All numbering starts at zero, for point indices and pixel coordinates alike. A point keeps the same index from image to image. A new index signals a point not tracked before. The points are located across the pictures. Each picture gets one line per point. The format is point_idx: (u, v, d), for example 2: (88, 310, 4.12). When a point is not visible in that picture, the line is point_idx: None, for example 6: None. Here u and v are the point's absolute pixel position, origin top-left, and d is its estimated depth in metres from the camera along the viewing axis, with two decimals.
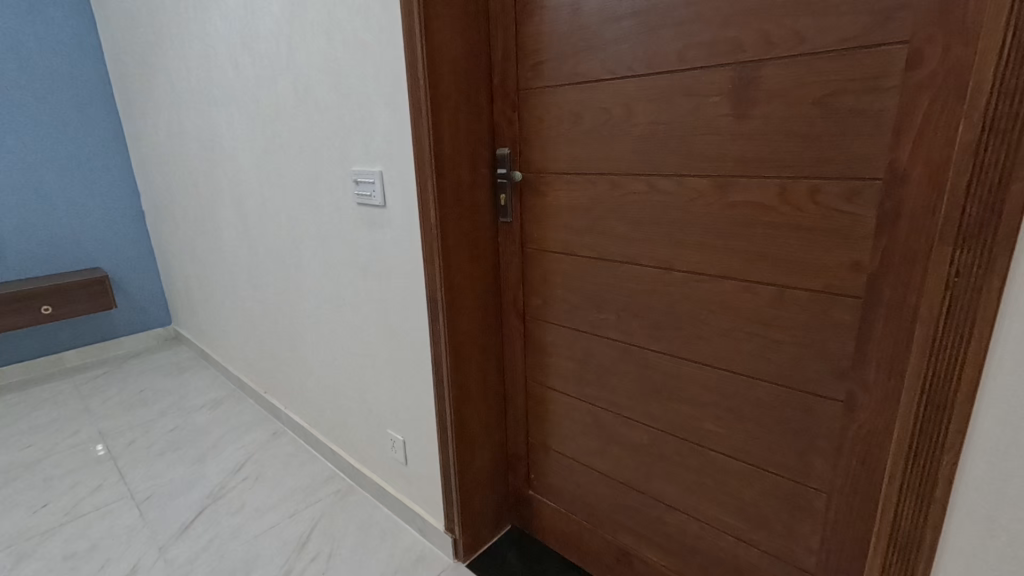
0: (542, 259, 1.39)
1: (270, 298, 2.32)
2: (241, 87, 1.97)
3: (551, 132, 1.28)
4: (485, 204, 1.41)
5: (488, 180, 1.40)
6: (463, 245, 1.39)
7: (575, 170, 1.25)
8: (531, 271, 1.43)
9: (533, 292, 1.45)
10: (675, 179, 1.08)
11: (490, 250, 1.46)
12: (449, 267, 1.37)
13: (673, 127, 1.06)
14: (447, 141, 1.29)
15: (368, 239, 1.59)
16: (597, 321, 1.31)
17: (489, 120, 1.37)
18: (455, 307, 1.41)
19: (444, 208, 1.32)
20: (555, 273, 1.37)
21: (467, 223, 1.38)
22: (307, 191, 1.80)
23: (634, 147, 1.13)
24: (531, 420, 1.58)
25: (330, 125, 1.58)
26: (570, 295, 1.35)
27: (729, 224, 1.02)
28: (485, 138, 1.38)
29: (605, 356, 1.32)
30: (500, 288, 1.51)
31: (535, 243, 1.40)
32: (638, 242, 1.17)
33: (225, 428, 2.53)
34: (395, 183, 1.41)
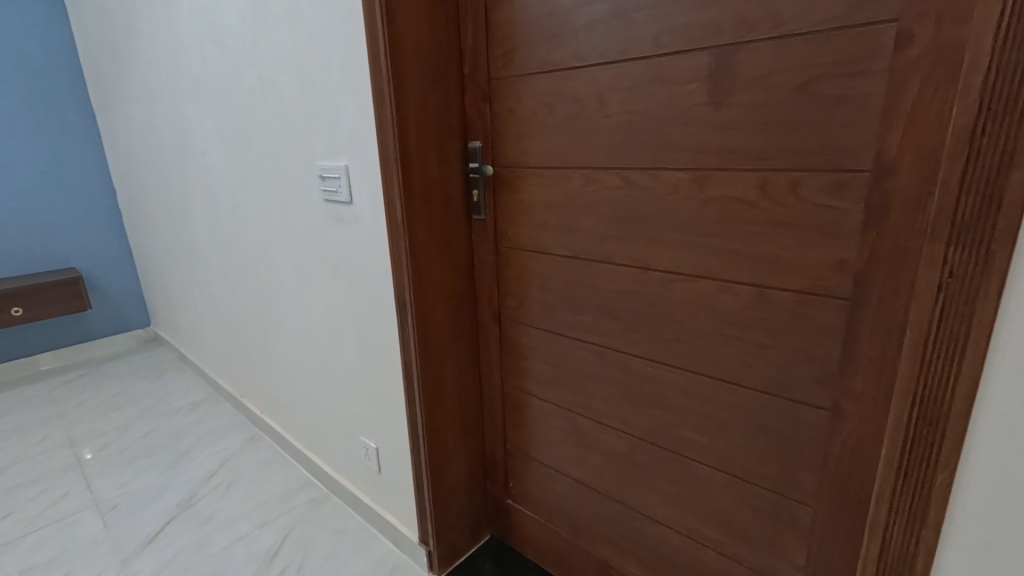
0: (516, 258, 1.32)
1: (244, 300, 2.24)
2: (209, 80, 1.89)
3: (523, 125, 1.21)
4: (457, 200, 1.34)
5: (459, 176, 1.33)
6: (432, 244, 1.32)
7: (547, 164, 1.19)
8: (505, 271, 1.36)
9: (507, 293, 1.38)
10: (650, 173, 1.01)
11: (463, 249, 1.39)
12: (418, 267, 1.30)
13: (648, 118, 0.99)
14: (414, 134, 1.22)
15: (337, 239, 1.51)
16: (573, 324, 1.24)
17: (460, 112, 1.30)
18: (426, 309, 1.34)
19: (411, 205, 1.25)
20: (529, 273, 1.30)
21: (437, 221, 1.31)
22: (275, 188, 1.73)
23: (608, 139, 1.06)
24: (508, 426, 1.51)
25: (296, 118, 1.51)
26: (544, 296, 1.28)
27: (707, 221, 0.95)
28: (456, 132, 1.31)
29: (581, 360, 1.25)
30: (475, 289, 1.45)
31: (509, 242, 1.33)
32: (614, 240, 1.10)
33: (199, 433, 2.45)
34: (361, 179, 1.34)
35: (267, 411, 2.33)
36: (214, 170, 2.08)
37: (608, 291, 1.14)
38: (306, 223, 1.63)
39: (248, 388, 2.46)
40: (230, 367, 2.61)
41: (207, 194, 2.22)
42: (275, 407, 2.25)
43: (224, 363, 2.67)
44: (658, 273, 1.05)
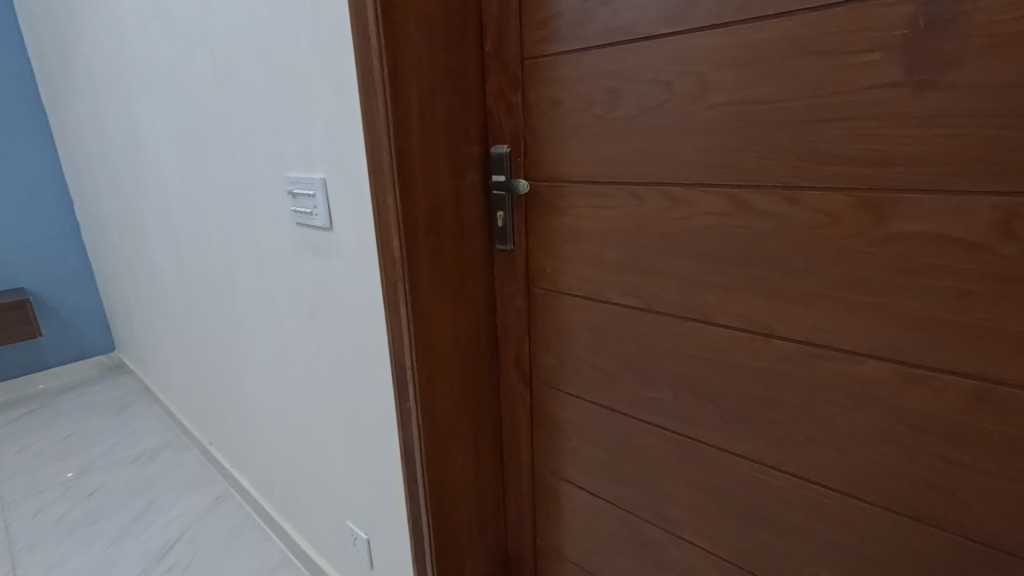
0: (556, 305, 0.97)
1: (208, 335, 1.87)
2: (156, 69, 1.52)
3: (571, 122, 0.86)
4: (475, 227, 0.99)
5: (478, 194, 0.98)
6: (442, 288, 0.96)
7: (607, 178, 0.83)
8: (541, 321, 1.01)
9: (542, 350, 1.03)
10: (783, 196, 0.67)
11: (483, 293, 1.04)
12: (421, 319, 0.94)
13: (781, 110, 0.64)
14: (416, 136, 0.86)
15: (312, 273, 1.15)
16: (640, 401, 0.89)
17: (480, 106, 0.95)
18: (432, 376, 0.98)
19: (413, 237, 0.89)
20: (577, 327, 0.95)
21: (447, 257, 0.95)
22: (239, 204, 1.36)
23: (710, 144, 0.71)
24: (540, 518, 1.15)
25: (258, 115, 1.15)
26: (598, 359, 0.93)
27: (886, 271, 0.61)
28: (475, 133, 0.95)
29: (651, 450, 0.90)
30: (497, 343, 1.09)
31: (546, 283, 0.98)
32: (714, 290, 0.76)
33: (157, 490, 2.08)
34: (342, 197, 0.98)
35: (239, 466, 1.96)
36: (168, 180, 1.72)
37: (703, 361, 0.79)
38: (274, 251, 1.27)
39: (218, 436, 2.09)
40: (198, 410, 2.23)
41: (163, 208, 1.85)
42: (247, 462, 1.88)
43: (190, 402, 2.29)
44: (788, 341, 0.71)
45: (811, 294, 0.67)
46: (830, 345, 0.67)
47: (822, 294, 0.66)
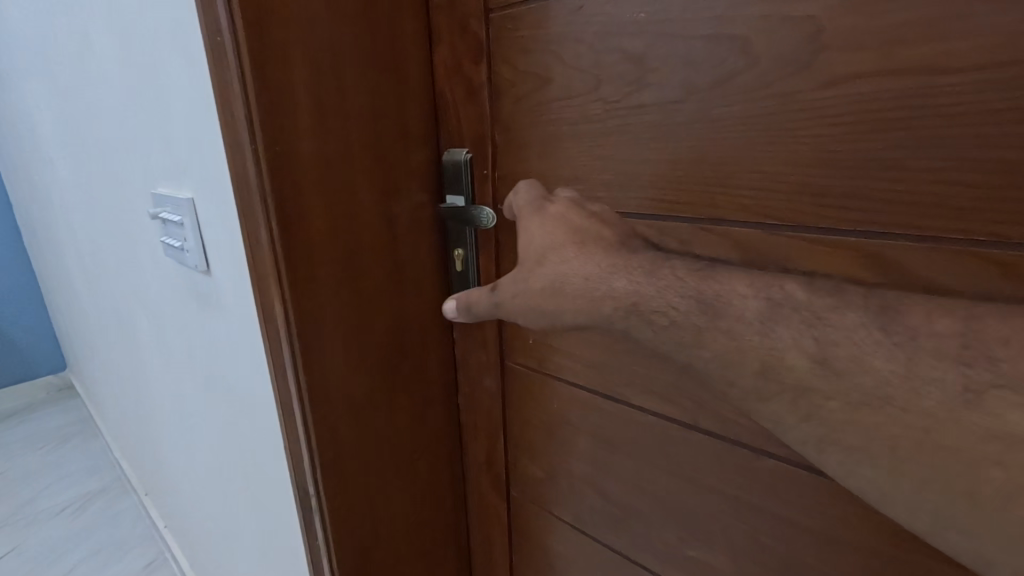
0: (544, 394, 0.65)
1: (120, 376, 1.51)
2: (16, 35, 1.13)
3: (563, 115, 0.53)
4: (419, 276, 0.66)
5: (424, 226, 0.65)
6: (368, 374, 0.63)
7: (620, 210, 0.51)
8: (521, 411, 0.69)
9: (523, 452, 0.70)
10: (978, 263, 0.35)
11: (434, 370, 0.71)
12: (330, 427, 0.61)
13: (984, 94, 0.32)
14: (309, 142, 0.52)
15: (200, 330, 0.80)
16: (676, 553, 0.58)
17: (424, 90, 0.61)
18: (356, 507, 0.65)
19: (309, 307, 0.56)
20: (575, 430, 0.63)
21: (373, 329, 0.62)
22: (118, 226, 1.00)
23: (822, 154, 0.39)
24: None
25: (112, 99, 0.79)
26: (607, 482, 0.61)
27: None
28: (416, 131, 0.61)
29: None
30: (458, 436, 0.76)
31: (529, 359, 0.65)
32: None
33: (78, 556, 1.75)
34: (215, 231, 0.63)
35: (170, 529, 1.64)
36: (55, 184, 1.34)
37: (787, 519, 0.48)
38: (159, 290, 0.92)
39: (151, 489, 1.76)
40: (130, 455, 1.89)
41: (63, 222, 1.47)
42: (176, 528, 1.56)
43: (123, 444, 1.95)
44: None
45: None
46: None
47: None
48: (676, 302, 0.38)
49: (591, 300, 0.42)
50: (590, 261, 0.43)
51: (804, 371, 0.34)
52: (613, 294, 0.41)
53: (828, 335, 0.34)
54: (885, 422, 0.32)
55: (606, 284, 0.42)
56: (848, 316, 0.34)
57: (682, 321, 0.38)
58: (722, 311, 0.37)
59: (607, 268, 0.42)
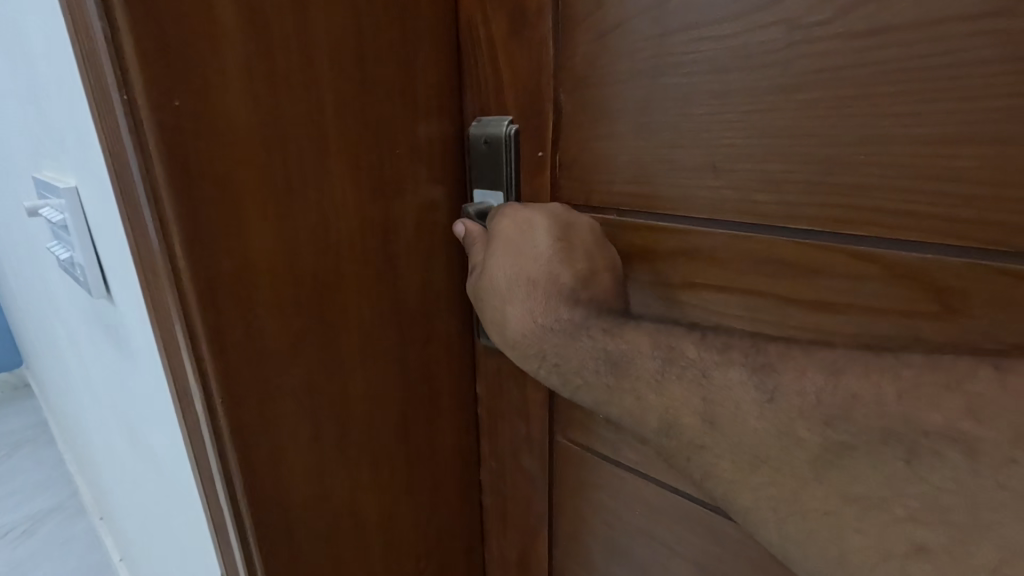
0: (612, 493, 0.44)
1: (57, 394, 1.25)
2: None
3: (690, 58, 0.30)
4: (428, 318, 0.44)
5: (436, 242, 0.42)
6: (349, 469, 0.41)
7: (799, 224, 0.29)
8: (574, 509, 0.47)
9: (571, 562, 0.49)
10: None
11: (446, 447, 0.49)
12: (288, 556, 0.39)
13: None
14: (244, 99, 0.30)
15: (116, 374, 0.57)
16: None
17: (441, 26, 0.39)
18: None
19: (248, 380, 0.34)
20: (664, 549, 0.42)
21: (357, 402, 0.40)
22: (17, 217, 0.74)
23: None
24: None
25: None
26: None
27: None
28: (428, 94, 0.39)
29: None
30: (477, 528, 0.55)
31: (591, 441, 0.43)
32: None
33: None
34: (107, 242, 0.40)
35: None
36: None
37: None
38: (69, 309, 0.68)
39: (67, 520, 1.44)
40: (55, 475, 1.59)
41: None
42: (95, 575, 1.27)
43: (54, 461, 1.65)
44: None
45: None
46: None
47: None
48: (589, 363, 0.34)
49: (516, 342, 0.37)
50: (532, 310, 0.36)
51: (687, 427, 0.30)
52: (538, 343, 0.36)
53: (712, 394, 0.30)
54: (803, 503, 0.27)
55: (537, 331, 0.36)
56: (727, 371, 0.29)
57: (591, 378, 0.34)
58: (626, 374, 0.33)
59: (544, 320, 0.36)
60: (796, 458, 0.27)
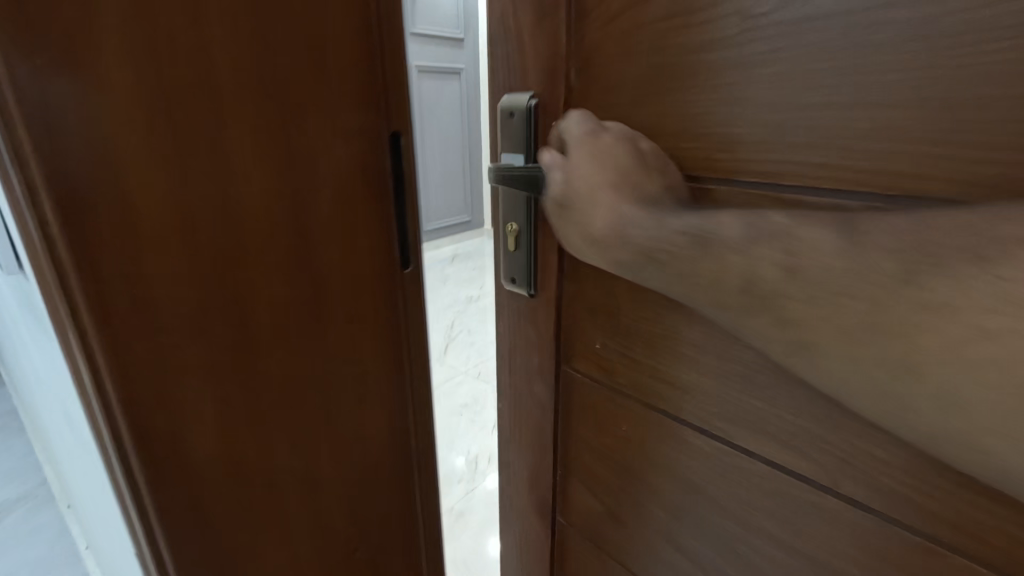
0: (608, 414, 0.52)
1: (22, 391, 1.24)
2: None
3: (670, 39, 0.37)
4: (357, 293, 0.48)
5: (357, 223, 0.46)
6: (261, 428, 0.44)
7: (751, 177, 0.36)
8: (577, 430, 0.56)
9: (575, 475, 0.58)
10: None
11: (371, 413, 0.52)
12: (183, 514, 0.41)
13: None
14: (114, 60, 0.31)
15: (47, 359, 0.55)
16: None
17: (353, 19, 0.42)
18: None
19: (128, 334, 0.35)
20: (648, 462, 0.49)
21: (263, 368, 0.43)
22: None
23: None
24: None
25: None
26: (687, 530, 0.48)
27: None
28: (338, 84, 0.42)
29: None
30: (413, 493, 0.59)
31: (594, 367, 0.51)
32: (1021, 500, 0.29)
33: None
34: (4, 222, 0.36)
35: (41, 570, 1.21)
36: None
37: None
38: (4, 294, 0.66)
39: (33, 509, 1.38)
40: (25, 466, 1.53)
41: None
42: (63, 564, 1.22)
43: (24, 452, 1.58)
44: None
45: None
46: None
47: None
48: (672, 242, 0.36)
49: (622, 242, 0.39)
50: (628, 209, 0.39)
51: (739, 274, 0.32)
52: (637, 239, 0.38)
53: (760, 233, 0.32)
54: (842, 319, 0.28)
55: (635, 226, 0.38)
56: (735, 222, 0.34)
57: (669, 256, 0.36)
58: (700, 241, 0.34)
59: (637, 213, 0.38)
60: (809, 291, 0.29)
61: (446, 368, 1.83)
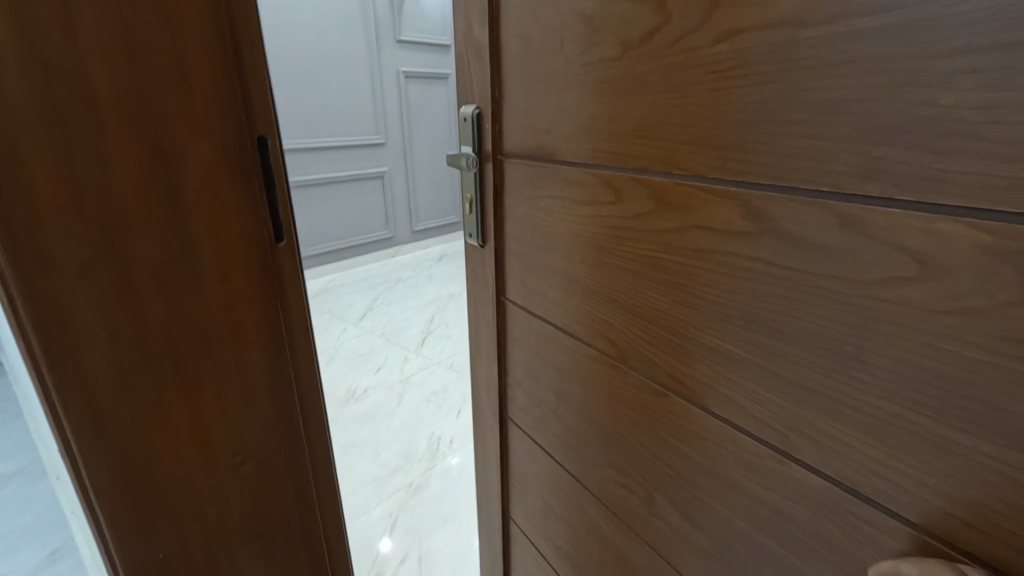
0: (522, 327, 0.73)
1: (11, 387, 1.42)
2: None
3: (547, 68, 0.57)
4: (150, 245, 0.53)
5: (224, 197, 0.57)
6: (161, 373, 0.57)
7: (572, 157, 0.56)
8: (510, 343, 0.78)
9: (509, 376, 0.80)
10: (814, 209, 0.35)
11: (256, 362, 0.65)
12: (96, 442, 0.53)
13: (894, 14, 0.30)
14: (21, 76, 0.43)
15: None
16: (603, 476, 0.64)
17: (211, 49, 0.53)
18: (139, 510, 0.57)
19: (42, 295, 0.47)
20: (541, 360, 0.70)
21: (156, 326, 0.55)
22: None
23: (705, 107, 0.41)
24: (504, 567, 0.94)
25: None
26: (561, 406, 0.69)
27: (954, 393, 0.31)
28: (207, 86, 0.53)
29: (610, 541, 0.65)
30: (299, 427, 0.72)
31: (515, 293, 0.73)
32: (691, 352, 0.47)
33: None
34: None
35: (27, 535, 1.36)
36: None
37: (702, 468, 0.49)
38: None
39: (28, 482, 1.55)
40: (20, 445, 1.70)
41: None
42: (52, 530, 1.38)
43: (16, 436, 1.76)
44: (868, 506, 0.36)
45: (947, 405, 0.31)
46: (974, 543, 0.31)
47: (946, 424, 0.31)
48: None
49: None
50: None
51: None
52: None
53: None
54: None
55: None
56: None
57: None
58: None
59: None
60: None
61: (422, 358, 2.27)
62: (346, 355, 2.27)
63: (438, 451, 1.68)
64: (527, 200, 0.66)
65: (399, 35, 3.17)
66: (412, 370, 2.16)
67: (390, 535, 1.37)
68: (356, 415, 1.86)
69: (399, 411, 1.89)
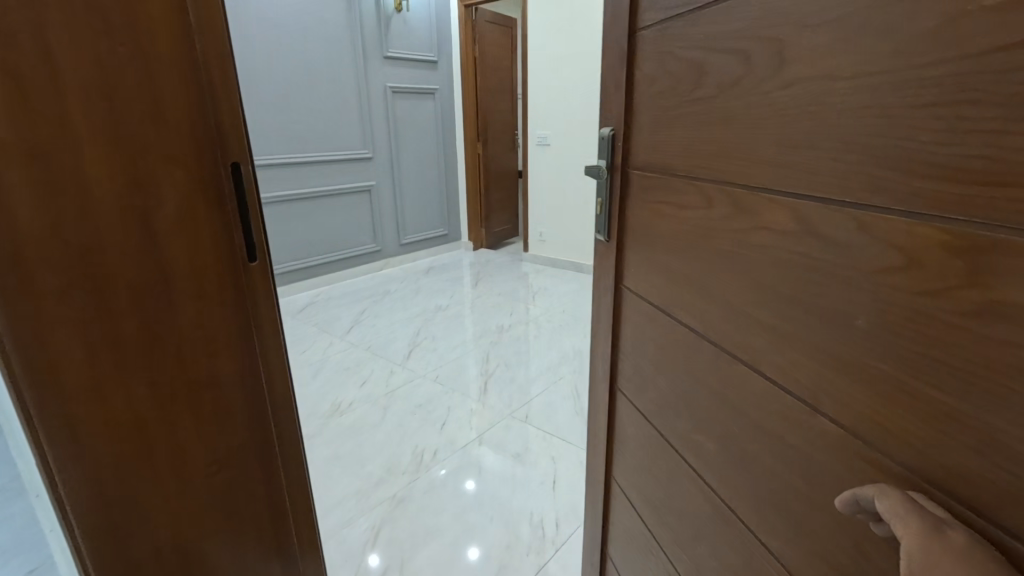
0: (632, 309, 0.89)
1: None
2: None
3: (665, 100, 0.73)
4: (127, 257, 0.70)
5: (196, 217, 0.77)
6: (130, 363, 0.74)
7: (679, 170, 0.71)
8: (624, 323, 0.93)
9: (620, 352, 0.96)
10: (838, 215, 0.47)
11: (218, 352, 0.84)
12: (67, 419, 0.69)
13: (887, 75, 0.41)
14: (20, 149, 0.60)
15: None
16: (684, 437, 0.76)
17: (186, 118, 0.73)
18: (107, 482, 0.74)
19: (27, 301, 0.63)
20: (644, 336, 0.85)
21: (123, 327, 0.72)
22: None
23: (771, 136, 0.54)
24: (604, 519, 1.10)
25: None
26: (657, 376, 0.83)
27: (919, 354, 0.41)
28: (182, 134, 0.73)
29: (688, 495, 0.77)
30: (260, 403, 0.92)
31: (630, 281, 0.89)
32: (754, 326, 0.59)
33: None
34: None
35: None
36: None
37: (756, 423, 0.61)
38: None
39: None
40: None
41: None
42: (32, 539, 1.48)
43: None
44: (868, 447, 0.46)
45: (916, 364, 0.41)
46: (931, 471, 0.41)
47: (912, 378, 0.42)
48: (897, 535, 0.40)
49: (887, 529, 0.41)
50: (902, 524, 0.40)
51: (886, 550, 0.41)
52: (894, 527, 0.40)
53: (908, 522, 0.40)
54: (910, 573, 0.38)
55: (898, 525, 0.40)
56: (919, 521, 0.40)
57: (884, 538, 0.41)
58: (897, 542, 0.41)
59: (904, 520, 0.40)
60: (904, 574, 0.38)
61: (409, 371, 2.62)
62: (338, 371, 2.63)
63: (426, 465, 1.91)
64: (642, 205, 0.82)
65: (387, 50, 3.87)
66: (400, 386, 2.48)
67: (377, 548, 1.53)
68: (347, 427, 2.15)
69: (387, 425, 2.16)
